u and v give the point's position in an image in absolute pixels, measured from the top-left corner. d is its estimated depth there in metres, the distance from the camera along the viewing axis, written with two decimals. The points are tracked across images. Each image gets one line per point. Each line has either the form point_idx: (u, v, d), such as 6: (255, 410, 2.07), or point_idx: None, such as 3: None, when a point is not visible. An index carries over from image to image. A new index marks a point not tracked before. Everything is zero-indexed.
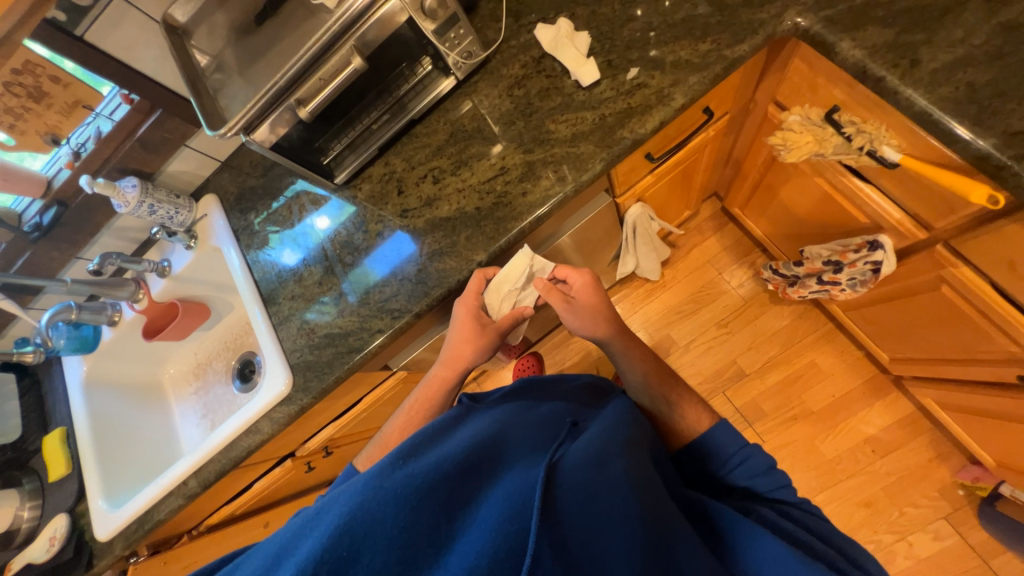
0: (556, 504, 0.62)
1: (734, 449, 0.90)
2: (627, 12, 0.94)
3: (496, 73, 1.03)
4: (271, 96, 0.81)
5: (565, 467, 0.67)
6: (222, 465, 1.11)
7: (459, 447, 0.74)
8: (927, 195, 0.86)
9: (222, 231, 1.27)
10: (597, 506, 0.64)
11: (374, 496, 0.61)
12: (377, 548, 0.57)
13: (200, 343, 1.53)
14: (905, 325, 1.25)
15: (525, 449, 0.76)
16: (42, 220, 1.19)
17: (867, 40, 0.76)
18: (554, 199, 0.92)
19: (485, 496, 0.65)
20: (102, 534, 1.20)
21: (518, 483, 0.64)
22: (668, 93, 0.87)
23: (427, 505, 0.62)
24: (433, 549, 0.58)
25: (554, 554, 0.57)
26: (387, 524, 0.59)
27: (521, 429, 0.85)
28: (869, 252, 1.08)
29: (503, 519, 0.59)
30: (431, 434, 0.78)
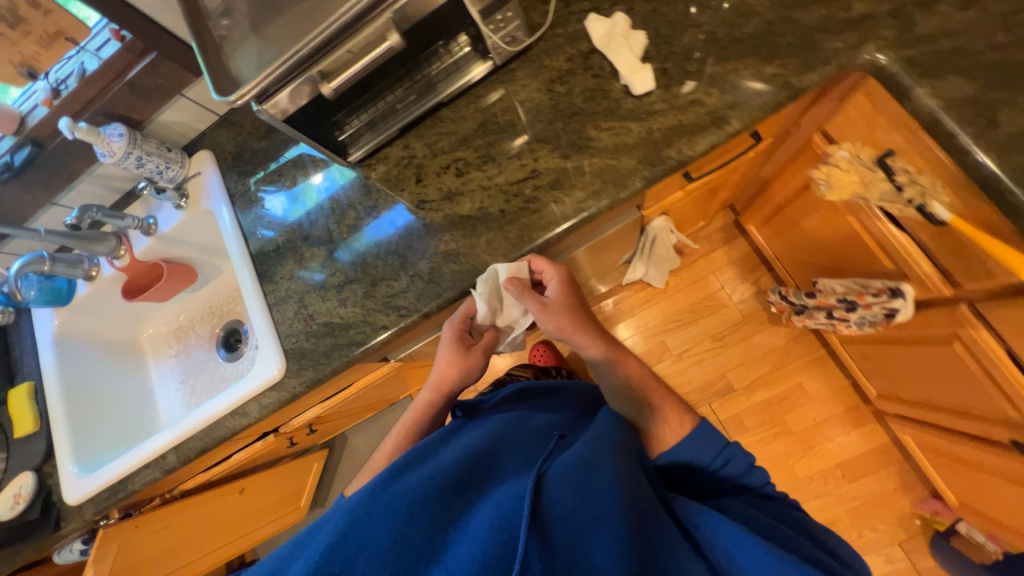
0: (545, 512, 0.63)
1: (718, 455, 0.88)
2: (692, 16, 0.85)
3: (537, 62, 0.94)
4: (291, 64, 0.71)
5: (554, 477, 0.69)
6: (205, 444, 1.07)
7: (451, 463, 0.76)
8: (965, 257, 0.84)
9: (216, 194, 1.17)
10: (584, 510, 0.64)
11: (367, 512, 0.65)
12: (371, 560, 0.59)
13: (183, 305, 1.45)
14: (901, 368, 1.26)
15: (514, 464, 0.77)
16: (13, 160, 1.07)
17: (946, 90, 0.71)
18: (586, 213, 0.86)
19: (474, 508, 0.66)
20: (73, 498, 1.15)
21: (505, 496, 0.66)
22: (724, 115, 0.81)
23: (419, 520, 0.64)
24: (422, 557, 0.60)
25: (544, 558, 0.58)
26: (379, 539, 0.62)
27: (513, 445, 0.85)
28: (888, 298, 1.07)
29: (491, 530, 0.60)
30: (423, 453, 0.80)
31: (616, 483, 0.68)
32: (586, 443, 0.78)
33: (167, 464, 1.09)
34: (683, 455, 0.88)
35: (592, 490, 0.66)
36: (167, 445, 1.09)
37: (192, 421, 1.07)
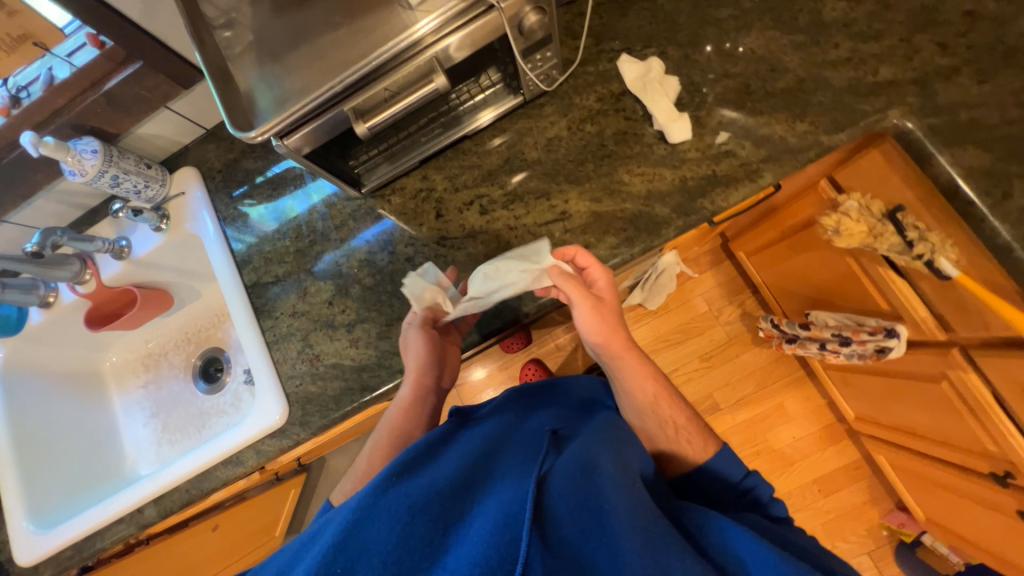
0: (548, 515, 0.58)
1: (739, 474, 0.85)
2: (725, 65, 0.85)
3: (567, 99, 0.91)
4: (323, 100, 0.66)
5: (556, 476, 0.64)
6: (191, 497, 0.97)
7: (453, 464, 0.70)
8: (964, 309, 0.90)
9: (202, 216, 1.06)
10: (589, 510, 0.59)
11: (366, 512, 0.58)
12: (371, 564, 0.53)
13: (153, 331, 1.30)
14: (884, 396, 1.35)
15: (515, 461, 0.71)
16: None
17: (965, 159, 0.75)
18: (618, 261, 0.85)
19: (478, 507, 0.60)
20: (27, 559, 1.02)
21: (511, 496, 0.60)
22: (757, 168, 0.82)
23: (421, 521, 0.57)
24: (422, 562, 0.54)
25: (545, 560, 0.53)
26: (377, 543, 0.55)
27: (512, 442, 0.79)
28: (883, 337, 1.12)
29: (496, 532, 0.55)
30: (422, 450, 0.73)
31: (621, 483, 0.64)
32: (589, 442, 0.74)
33: (145, 519, 0.98)
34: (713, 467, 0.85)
35: (599, 488, 0.62)
36: (144, 499, 0.98)
37: (176, 471, 0.96)
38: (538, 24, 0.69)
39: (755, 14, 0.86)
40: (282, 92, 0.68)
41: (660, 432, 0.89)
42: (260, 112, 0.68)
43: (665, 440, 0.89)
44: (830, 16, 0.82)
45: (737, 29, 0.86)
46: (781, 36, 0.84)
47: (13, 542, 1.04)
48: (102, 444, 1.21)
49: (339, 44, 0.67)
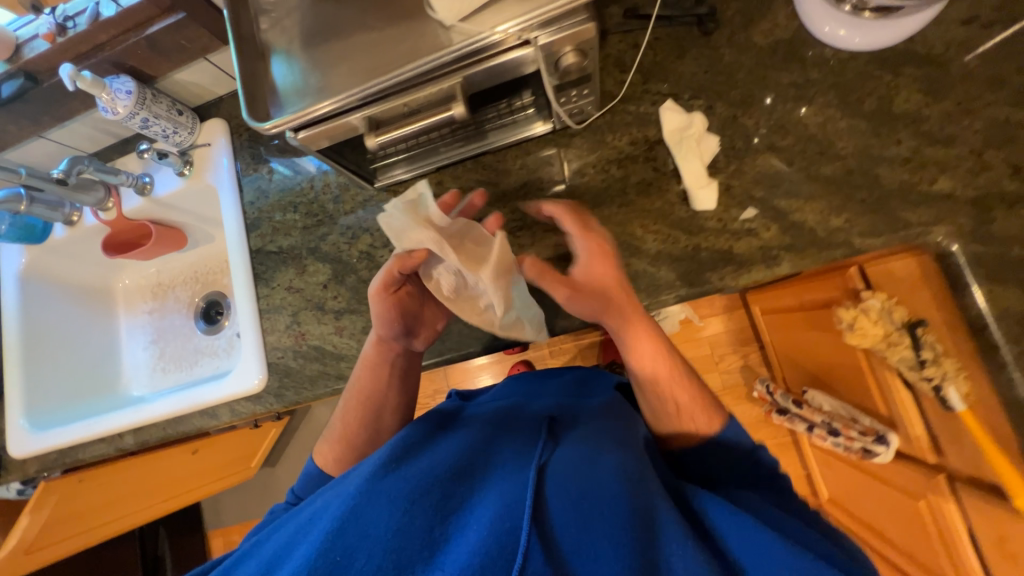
0: (547, 503, 0.56)
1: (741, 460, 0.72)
2: (773, 137, 0.80)
3: (599, 135, 0.87)
4: (339, 106, 0.64)
5: (556, 462, 0.61)
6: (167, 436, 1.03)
7: (453, 446, 0.67)
8: (960, 442, 0.86)
9: (222, 170, 1.07)
10: (589, 501, 0.56)
11: (361, 504, 0.57)
12: (369, 552, 0.52)
13: (166, 264, 1.36)
14: (860, 492, 1.31)
15: (518, 440, 0.68)
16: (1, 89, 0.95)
17: (1001, 300, 0.69)
18: None
19: (478, 494, 0.58)
20: (18, 451, 1.12)
21: (510, 486, 0.57)
22: (776, 255, 0.77)
23: (421, 507, 0.56)
24: (422, 553, 0.52)
25: (545, 552, 0.51)
26: (375, 529, 0.54)
27: (515, 418, 0.75)
28: (872, 441, 1.09)
29: (496, 522, 0.53)
30: (418, 438, 0.71)
31: (623, 471, 0.60)
32: (591, 430, 0.70)
33: (125, 444, 1.05)
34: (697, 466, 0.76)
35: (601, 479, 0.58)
36: (126, 427, 1.04)
37: (158, 409, 1.02)
38: (575, 68, 0.65)
39: (820, 87, 0.79)
40: (303, 85, 0.67)
41: (654, 397, 0.77)
42: (279, 103, 0.68)
43: (663, 408, 0.77)
44: (901, 107, 0.75)
45: (796, 99, 0.80)
46: (842, 117, 0.77)
47: (9, 434, 1.13)
48: (103, 360, 1.29)
49: (367, 50, 0.65)
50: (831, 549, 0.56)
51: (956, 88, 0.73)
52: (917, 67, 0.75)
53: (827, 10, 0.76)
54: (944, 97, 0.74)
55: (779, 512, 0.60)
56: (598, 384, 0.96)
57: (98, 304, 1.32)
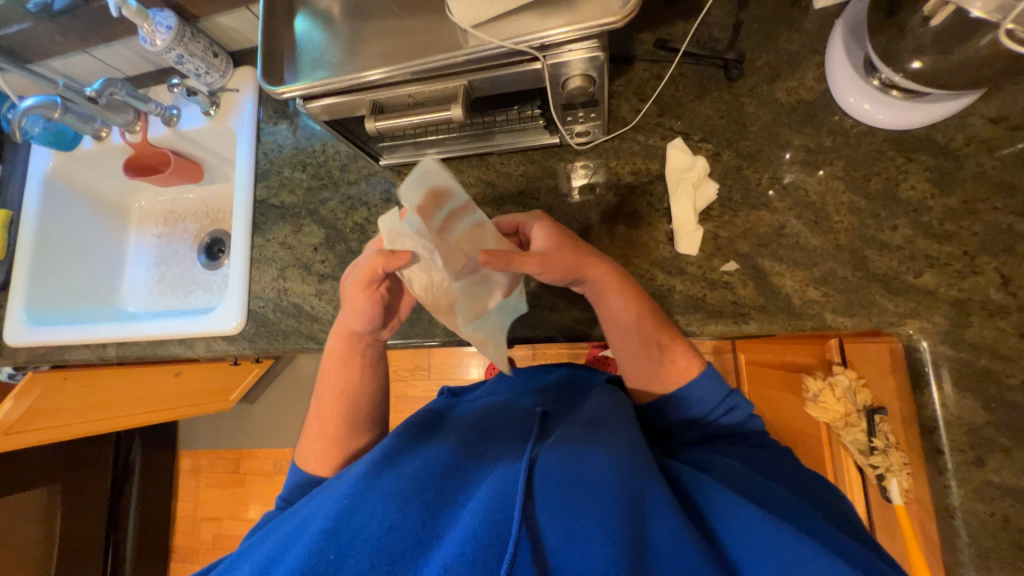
0: (539, 492, 0.57)
1: (715, 405, 0.73)
2: (771, 196, 0.79)
3: (603, 158, 0.87)
4: (348, 85, 0.66)
5: (549, 451, 0.62)
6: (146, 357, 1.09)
7: (445, 445, 0.70)
8: (892, 534, 0.86)
9: (245, 117, 1.11)
10: (581, 486, 0.56)
11: (357, 499, 0.60)
12: (363, 549, 0.55)
13: (181, 193, 1.41)
14: None
15: (510, 438, 0.70)
16: (53, 2, 1.00)
17: (956, 406, 0.69)
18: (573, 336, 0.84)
19: (467, 493, 0.60)
20: (14, 340, 1.19)
21: (498, 479, 0.59)
22: (746, 313, 0.77)
23: (414, 506, 0.59)
24: (414, 550, 0.55)
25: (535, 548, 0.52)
26: (370, 523, 0.57)
27: (509, 418, 0.77)
28: None
29: (486, 513, 0.54)
30: (408, 437, 0.73)
31: (614, 458, 0.60)
32: (585, 419, 0.70)
33: (108, 355, 1.12)
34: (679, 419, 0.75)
35: (590, 466, 0.59)
36: (114, 339, 1.10)
37: (145, 328, 1.08)
38: (581, 92, 0.66)
39: (830, 155, 0.78)
40: (319, 58, 0.69)
41: (640, 353, 0.76)
42: (294, 71, 0.70)
43: (649, 363, 0.76)
44: (904, 193, 0.74)
45: (804, 163, 0.79)
46: (844, 190, 0.76)
47: (9, 323, 1.21)
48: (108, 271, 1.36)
49: (386, 36, 0.67)
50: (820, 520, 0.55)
51: (965, 185, 0.72)
52: (931, 156, 0.74)
53: (853, 80, 0.75)
54: (951, 191, 0.72)
55: (772, 487, 0.60)
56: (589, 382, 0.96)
57: (112, 219, 1.38)
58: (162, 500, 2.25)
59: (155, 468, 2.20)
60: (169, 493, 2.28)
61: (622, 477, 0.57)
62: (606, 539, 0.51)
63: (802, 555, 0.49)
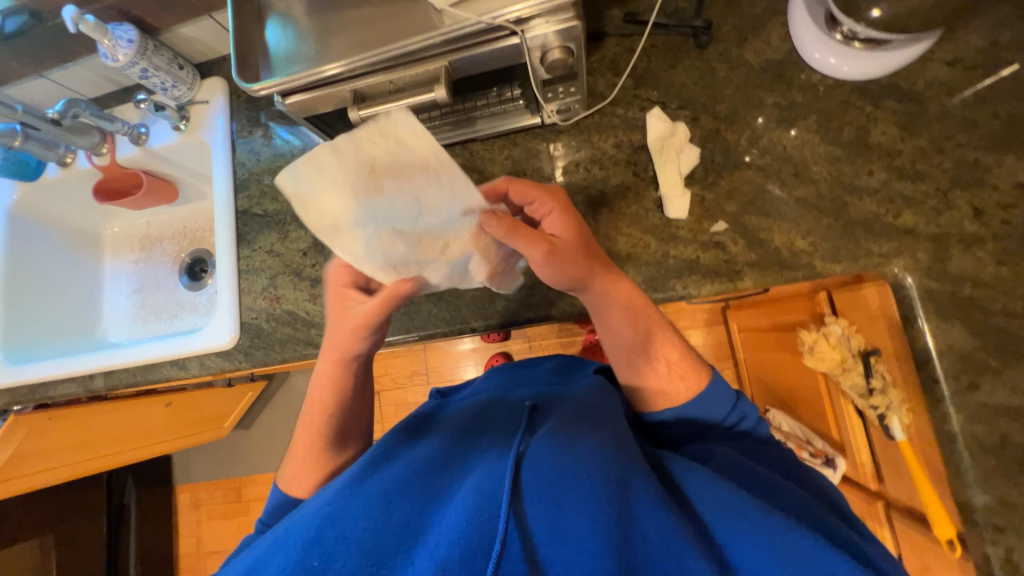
0: (525, 488, 0.57)
1: (724, 414, 0.76)
2: (751, 154, 0.81)
3: (586, 134, 0.88)
4: (326, 76, 0.66)
5: (534, 448, 0.62)
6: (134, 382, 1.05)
7: (430, 448, 0.70)
8: (898, 471, 0.89)
9: (218, 128, 1.08)
10: (567, 481, 0.57)
11: (341, 506, 0.60)
12: (350, 552, 0.54)
13: (156, 216, 1.37)
14: None
15: (494, 433, 0.70)
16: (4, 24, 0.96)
17: (947, 336, 0.71)
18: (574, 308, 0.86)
19: (453, 491, 0.61)
20: None
21: (483, 478, 0.59)
22: (740, 270, 0.79)
23: (400, 506, 0.59)
24: (400, 550, 0.55)
25: (521, 542, 0.52)
26: (355, 529, 0.57)
27: (494, 412, 0.77)
28: (821, 463, 1.11)
29: (472, 513, 0.54)
30: (393, 444, 0.73)
31: (602, 450, 0.60)
32: (570, 409, 0.71)
33: (94, 385, 1.08)
34: (694, 413, 0.76)
35: (577, 459, 0.59)
36: (98, 369, 1.07)
37: (130, 354, 1.05)
38: (560, 65, 0.67)
39: (803, 110, 0.80)
40: (293, 53, 0.69)
41: (634, 350, 0.78)
42: (269, 67, 0.69)
43: (642, 359, 0.78)
44: (876, 139, 0.77)
45: (779, 120, 0.81)
46: (820, 142, 0.79)
47: None
48: (85, 302, 1.31)
49: (359, 25, 0.67)
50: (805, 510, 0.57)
51: (932, 126, 0.75)
52: (897, 101, 0.77)
53: (817, 36, 0.78)
54: (919, 133, 0.75)
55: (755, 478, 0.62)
56: (579, 369, 0.99)
57: (85, 248, 1.34)
58: (161, 539, 2.16)
59: (151, 507, 2.12)
60: (169, 531, 2.19)
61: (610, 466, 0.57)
62: (591, 531, 0.51)
63: (786, 539, 0.50)
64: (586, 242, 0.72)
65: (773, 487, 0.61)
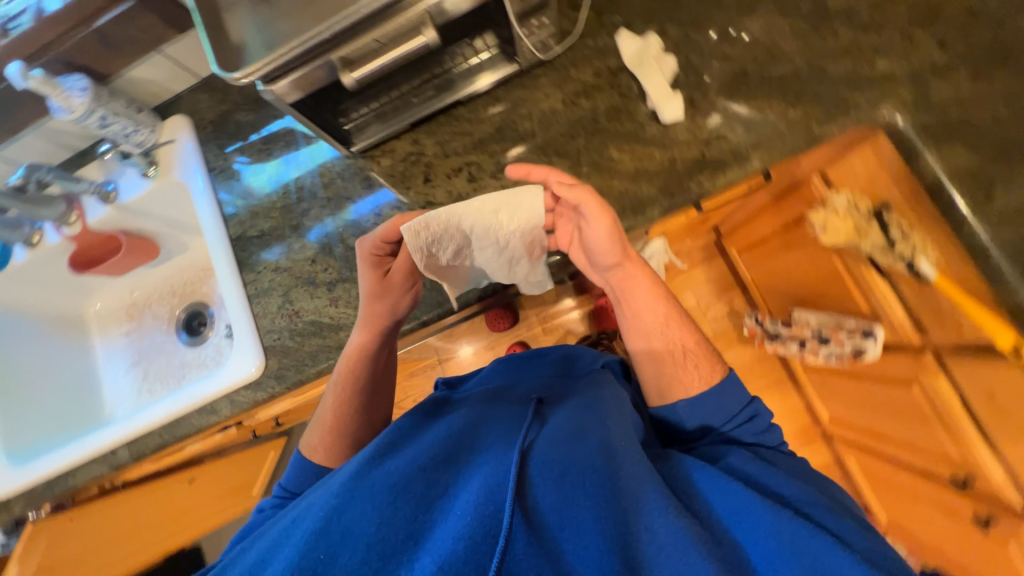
0: (532, 485, 0.57)
1: (735, 413, 0.76)
2: (724, 48, 0.85)
3: (563, 71, 0.90)
4: (310, 46, 0.65)
5: (540, 447, 0.62)
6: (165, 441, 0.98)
7: (433, 438, 0.67)
8: (939, 311, 0.91)
9: (190, 163, 1.05)
10: (574, 477, 0.57)
11: (347, 499, 0.56)
12: (355, 546, 0.51)
13: (139, 280, 1.30)
14: (859, 400, 1.35)
15: (502, 425, 0.70)
16: None
17: (951, 158, 0.75)
18: None
19: (460, 482, 0.58)
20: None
21: (492, 470, 0.58)
22: (746, 154, 0.81)
23: (405, 498, 0.56)
24: (404, 543, 0.52)
25: (530, 534, 0.52)
26: (359, 522, 0.53)
27: (490, 408, 0.76)
28: (860, 338, 1.15)
29: (477, 505, 0.53)
30: (394, 440, 0.69)
31: (605, 451, 0.61)
32: (574, 408, 0.73)
33: (117, 457, 1.00)
34: (704, 408, 0.77)
35: (581, 456, 0.60)
36: (118, 440, 0.99)
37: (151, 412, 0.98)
38: None
39: None
40: (268, 35, 0.67)
41: (656, 325, 0.82)
42: (246, 55, 0.67)
43: (659, 332, 0.82)
44: (832, 4, 0.82)
45: (740, 11, 0.85)
46: (782, 21, 0.83)
47: None
48: (82, 387, 1.22)
49: None
50: (816, 500, 0.62)
51: None
52: None
53: None
54: None
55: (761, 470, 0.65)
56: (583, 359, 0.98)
57: (68, 332, 1.25)
58: None
59: None
60: None
61: (611, 474, 0.59)
62: (598, 531, 0.52)
63: (789, 534, 0.54)
64: (618, 242, 0.78)
65: (776, 491, 0.64)
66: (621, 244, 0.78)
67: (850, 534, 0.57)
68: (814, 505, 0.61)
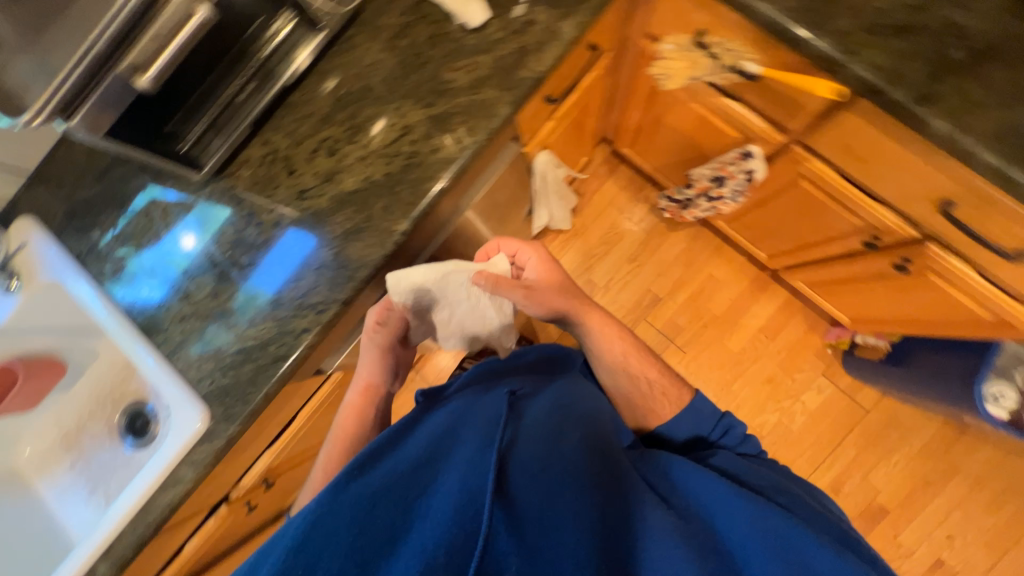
0: (512, 489, 0.60)
1: (713, 431, 0.98)
2: None
3: (373, 25, 0.95)
4: (87, 63, 0.66)
5: (519, 450, 0.66)
6: (140, 536, 0.92)
7: (411, 451, 0.71)
8: (782, 100, 1.01)
9: (56, 259, 1.02)
10: (552, 480, 0.63)
11: (327, 510, 0.60)
12: (332, 556, 0.55)
13: (62, 406, 1.22)
14: (777, 223, 1.43)
15: (469, 425, 0.74)
16: None
17: None
18: (462, 158, 0.86)
19: (438, 484, 0.62)
20: None
21: (471, 477, 0.61)
22: (556, 27, 0.87)
23: (384, 509, 0.60)
24: (382, 546, 0.56)
25: (510, 534, 0.56)
26: (338, 536, 0.57)
27: (450, 406, 0.82)
28: (743, 162, 1.20)
29: (456, 510, 0.57)
30: (375, 447, 0.72)
31: (581, 456, 0.69)
32: (552, 411, 0.79)
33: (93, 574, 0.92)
34: (686, 433, 0.98)
35: (565, 460, 0.66)
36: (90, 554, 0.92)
37: (116, 511, 0.92)
38: None
39: None
40: (44, 66, 0.67)
41: (618, 374, 1.04)
42: (28, 91, 0.67)
43: (635, 395, 1.03)
44: None
45: None
46: None
47: None
48: (32, 536, 1.10)
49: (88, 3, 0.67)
50: (806, 513, 0.74)
51: None
52: None
53: None
54: None
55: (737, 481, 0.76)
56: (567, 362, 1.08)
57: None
58: None
59: None
60: None
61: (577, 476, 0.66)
62: (577, 525, 0.58)
63: (768, 530, 0.63)
64: (563, 287, 1.03)
65: (755, 488, 0.81)
66: (569, 294, 1.03)
67: (843, 539, 0.70)
68: (791, 501, 0.77)
